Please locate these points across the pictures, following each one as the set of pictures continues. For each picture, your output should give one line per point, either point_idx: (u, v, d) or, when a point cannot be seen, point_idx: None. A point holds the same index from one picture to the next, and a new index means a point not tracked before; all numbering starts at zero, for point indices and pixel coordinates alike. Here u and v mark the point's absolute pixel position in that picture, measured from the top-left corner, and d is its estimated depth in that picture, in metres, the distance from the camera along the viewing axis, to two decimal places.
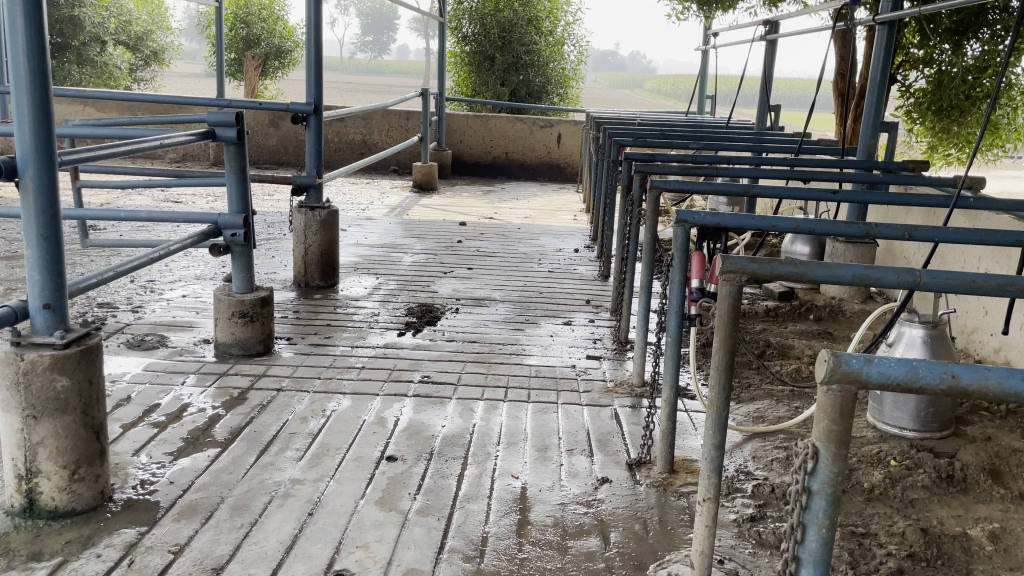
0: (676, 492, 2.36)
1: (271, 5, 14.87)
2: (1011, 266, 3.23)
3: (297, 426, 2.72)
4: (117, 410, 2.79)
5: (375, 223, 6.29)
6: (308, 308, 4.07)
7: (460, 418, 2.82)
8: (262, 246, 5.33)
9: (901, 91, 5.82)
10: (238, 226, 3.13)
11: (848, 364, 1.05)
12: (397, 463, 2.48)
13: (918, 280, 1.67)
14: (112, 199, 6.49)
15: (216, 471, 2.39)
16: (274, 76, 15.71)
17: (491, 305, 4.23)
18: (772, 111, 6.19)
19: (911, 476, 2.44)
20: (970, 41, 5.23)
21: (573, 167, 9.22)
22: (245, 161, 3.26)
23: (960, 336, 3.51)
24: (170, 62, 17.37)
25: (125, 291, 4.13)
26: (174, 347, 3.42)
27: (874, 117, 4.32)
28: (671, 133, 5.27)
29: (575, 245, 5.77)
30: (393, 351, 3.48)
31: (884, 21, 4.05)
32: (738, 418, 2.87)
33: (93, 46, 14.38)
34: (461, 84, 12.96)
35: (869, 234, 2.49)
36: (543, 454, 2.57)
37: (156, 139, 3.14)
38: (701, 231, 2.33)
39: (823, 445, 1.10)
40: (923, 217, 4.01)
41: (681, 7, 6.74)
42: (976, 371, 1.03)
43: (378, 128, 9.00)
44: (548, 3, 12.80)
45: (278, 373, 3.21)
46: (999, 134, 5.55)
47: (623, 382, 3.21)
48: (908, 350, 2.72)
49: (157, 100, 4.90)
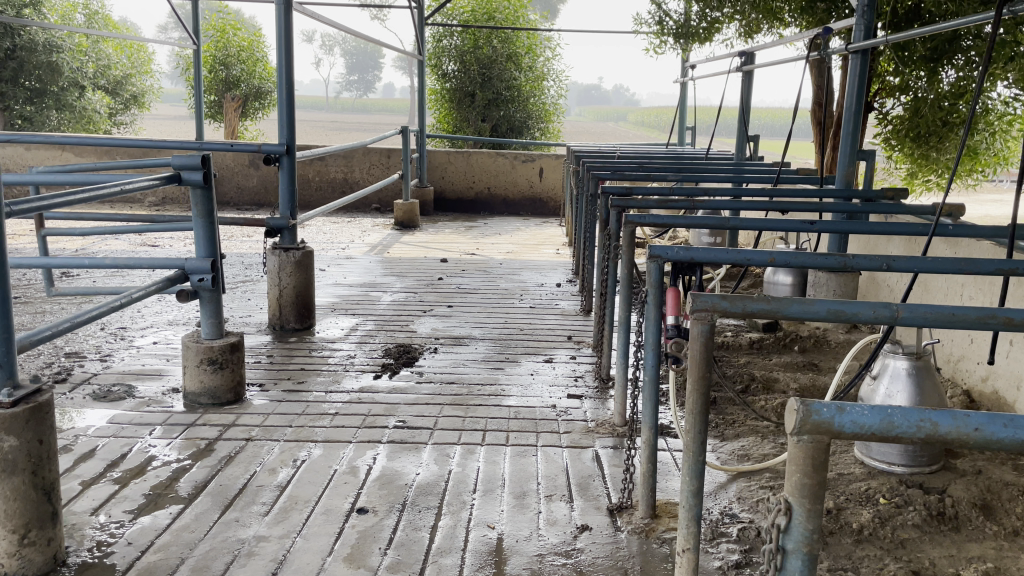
0: (657, 538, 2.27)
1: (250, 46, 14.92)
2: (994, 294, 3.18)
3: (265, 478, 2.61)
4: (78, 465, 2.68)
5: (355, 262, 6.22)
6: (283, 352, 3.98)
7: (436, 464, 2.73)
8: (238, 289, 5.25)
9: (878, 119, 5.90)
10: (205, 271, 3.06)
11: (818, 413, 0.99)
12: (368, 516, 2.37)
13: (895, 314, 1.61)
14: (87, 244, 6.41)
15: (177, 529, 2.28)
16: (254, 116, 15.73)
17: (470, 344, 4.14)
18: (751, 141, 6.19)
19: (901, 514, 2.35)
20: (945, 67, 5.21)
21: (555, 201, 9.20)
22: (213, 205, 3.19)
23: (947, 364, 3.45)
24: (151, 105, 17.40)
25: (94, 339, 4.03)
26: (141, 397, 3.31)
27: (852, 145, 4.29)
28: (650, 166, 5.25)
29: (557, 279, 5.71)
30: (368, 395, 3.39)
31: (857, 50, 4.03)
32: (722, 457, 2.79)
33: (72, 91, 14.45)
34: (442, 120, 13.03)
35: (846, 265, 2.44)
36: (521, 501, 2.48)
37: (118, 184, 3.06)
38: (676, 266, 2.27)
39: (797, 502, 1.02)
40: (904, 245, 3.97)
41: (658, 40, 6.77)
42: (954, 419, 0.97)
43: (359, 166, 8.98)
44: (526, 40, 12.92)
45: (248, 422, 3.10)
46: (978, 159, 5.59)
47: (604, 422, 3.13)
48: (892, 384, 2.65)
49: (127, 143, 4.84)
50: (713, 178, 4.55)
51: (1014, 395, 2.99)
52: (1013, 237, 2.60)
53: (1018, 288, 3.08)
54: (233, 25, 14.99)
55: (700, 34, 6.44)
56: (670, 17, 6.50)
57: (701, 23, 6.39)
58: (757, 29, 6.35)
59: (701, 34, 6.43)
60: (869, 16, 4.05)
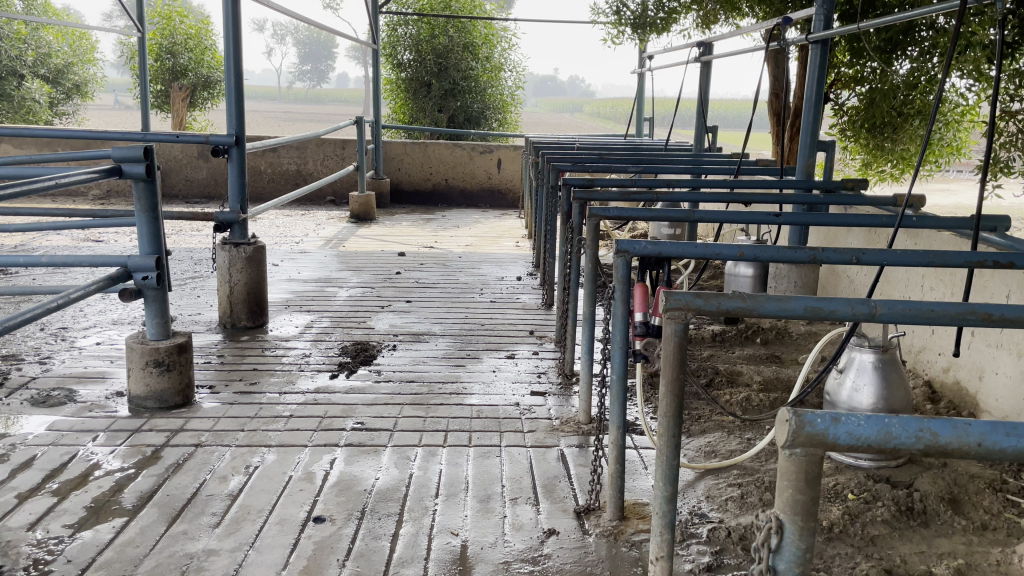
0: (627, 541, 2.20)
1: (197, 34, 14.50)
2: (956, 284, 3.18)
3: (216, 486, 2.49)
4: (14, 477, 2.52)
5: (309, 256, 6.05)
6: (234, 351, 3.83)
7: (396, 468, 2.63)
8: (187, 285, 5.06)
9: (835, 110, 5.92)
10: (149, 269, 2.91)
11: (812, 425, 0.92)
12: (325, 525, 2.27)
13: (873, 311, 1.55)
14: (26, 240, 6.16)
15: (121, 544, 2.15)
16: (203, 106, 15.38)
17: (430, 341, 4.04)
18: (709, 132, 6.15)
19: (870, 510, 2.32)
20: (900, 58, 5.19)
21: (514, 192, 9.10)
22: (157, 199, 3.03)
23: (908, 356, 3.45)
24: (94, 94, 16.96)
25: (33, 340, 3.84)
26: (84, 402, 3.15)
27: (812, 136, 4.27)
28: (610, 157, 5.18)
29: (518, 273, 5.62)
30: (324, 396, 3.27)
31: (816, 40, 3.98)
32: (690, 454, 2.74)
33: (9, 80, 14.25)
34: (398, 111, 12.89)
35: (815, 259, 2.38)
36: (485, 505, 2.39)
37: (52, 178, 2.88)
38: (643, 260, 2.18)
39: (789, 519, 0.96)
40: (864, 236, 3.96)
41: (615, 31, 6.70)
42: (955, 428, 0.91)
43: (313, 157, 8.78)
44: (483, 29, 12.77)
45: (197, 426, 2.96)
46: (932, 149, 5.64)
47: (569, 420, 3.05)
48: (859, 377, 2.62)
49: (64, 134, 4.61)
50: (673, 170, 4.50)
51: (976, 386, 2.99)
52: (978, 228, 2.57)
53: (980, 279, 3.07)
54: (179, 13, 14.61)
55: (657, 25, 6.37)
56: (627, 7, 6.42)
57: (659, 13, 6.32)
58: (715, 19, 6.30)
59: (659, 24, 6.36)
60: (830, 5, 4.00)
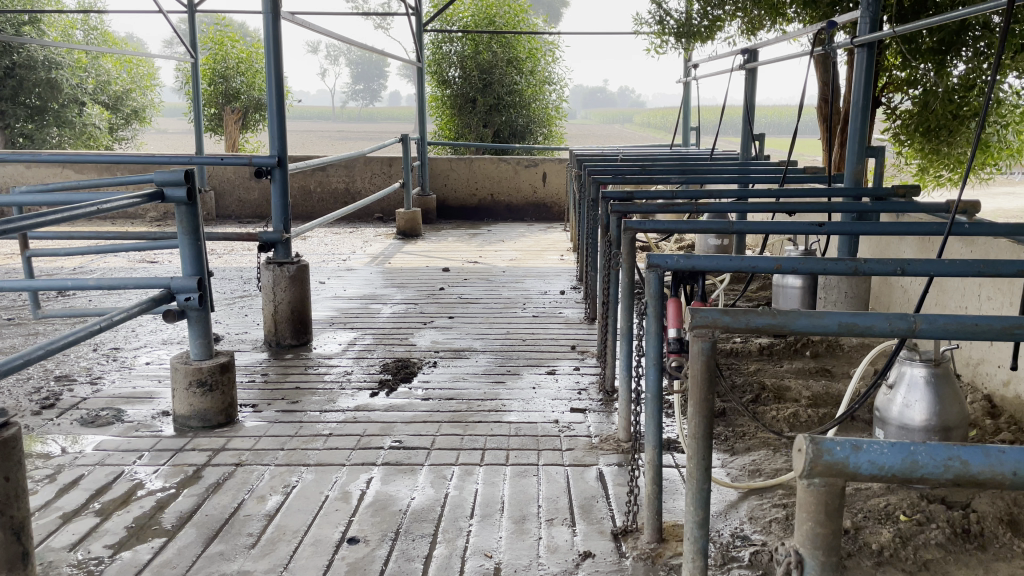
0: (665, 565, 2.14)
1: (249, 57, 14.84)
2: (1015, 294, 3.03)
3: (253, 506, 2.50)
4: (60, 497, 2.57)
5: (355, 273, 6.12)
6: (278, 370, 3.87)
7: (432, 487, 2.61)
8: (235, 304, 5.15)
9: (887, 114, 5.75)
10: (191, 289, 2.96)
11: (831, 453, 0.86)
12: (359, 546, 2.26)
13: (913, 326, 1.47)
14: (85, 263, 6.36)
15: (158, 566, 2.17)
16: (255, 129, 15.68)
17: (471, 357, 4.02)
18: (756, 140, 6.03)
19: (923, 533, 2.21)
20: (955, 59, 5.02)
21: (559, 206, 9.07)
22: (199, 221, 3.08)
23: (966, 368, 3.31)
24: (152, 119, 17.45)
25: (86, 361, 3.95)
26: (130, 422, 3.21)
27: (860, 141, 4.14)
28: (652, 168, 5.12)
29: (561, 287, 5.58)
30: (364, 414, 3.27)
31: (863, 43, 3.87)
32: (733, 473, 2.66)
33: (72, 108, 14.59)
34: (444, 127, 13.01)
35: (857, 270, 2.27)
36: (521, 526, 2.35)
37: (97, 202, 2.95)
38: (676, 274, 2.11)
39: (809, 554, 0.91)
40: (917, 245, 3.81)
41: (658, 40, 6.64)
42: (987, 456, 0.85)
43: (361, 175, 8.90)
44: (528, 44, 12.81)
45: (239, 446, 2.99)
46: (991, 152, 5.41)
47: (609, 438, 2.99)
48: (909, 393, 2.51)
49: (116, 159, 4.74)
50: (716, 179, 4.40)
51: None
52: None
53: None
54: (231, 37, 14.98)
55: (701, 33, 6.28)
56: (670, 17, 6.35)
57: (703, 22, 6.23)
58: (760, 26, 6.18)
59: (703, 32, 6.27)
60: (875, 7, 3.87)
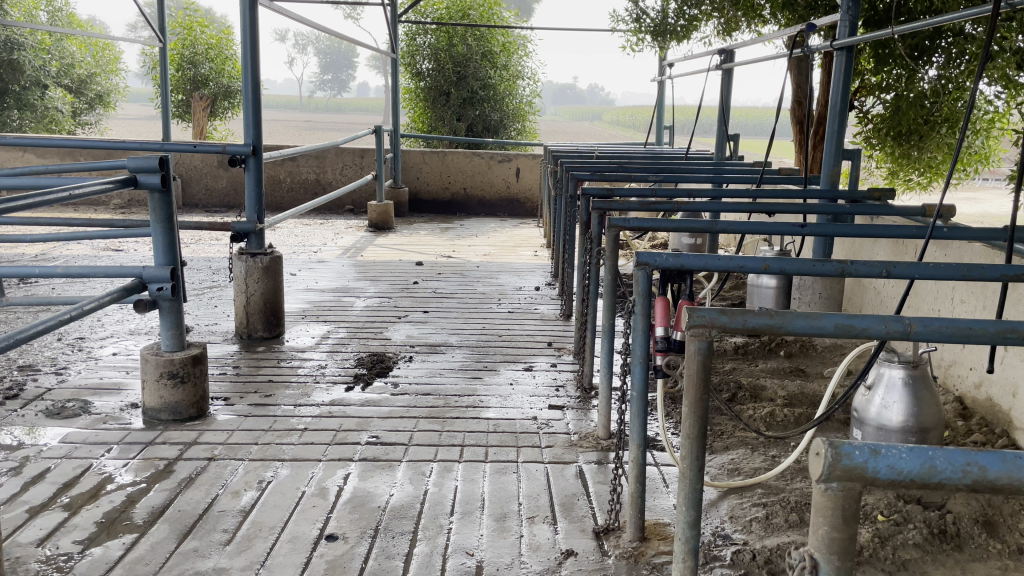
0: (647, 564, 2.13)
1: (218, 44, 14.61)
2: (988, 298, 3.08)
3: (228, 502, 2.45)
4: (26, 491, 2.49)
5: (327, 265, 6.04)
6: (250, 362, 3.80)
7: (411, 484, 2.57)
8: (205, 295, 5.05)
9: (859, 118, 5.82)
10: (164, 279, 2.88)
11: (850, 458, 0.86)
12: (337, 543, 2.22)
13: (908, 328, 1.47)
14: (48, 250, 6.21)
15: (130, 562, 2.11)
16: (223, 117, 15.48)
17: (447, 352, 3.99)
18: (731, 140, 6.07)
19: (902, 533, 2.24)
20: (926, 65, 5.06)
21: (532, 201, 9.06)
22: (172, 210, 3.00)
23: (938, 371, 3.36)
24: (117, 104, 17.19)
25: (51, 350, 3.84)
26: (98, 414, 3.12)
27: (837, 144, 4.16)
28: (629, 166, 5.12)
29: (536, 283, 5.56)
30: (339, 409, 3.22)
31: (842, 47, 3.89)
32: (713, 472, 2.66)
33: (34, 90, 14.30)
34: (417, 119, 12.93)
35: (843, 272, 2.28)
36: (502, 524, 2.33)
37: (67, 187, 2.85)
38: (664, 272, 2.10)
39: (824, 559, 0.92)
40: (891, 247, 3.85)
41: (635, 38, 6.64)
42: (1005, 462, 0.84)
43: (332, 166, 8.79)
44: (502, 38, 12.77)
45: (211, 440, 2.92)
46: (960, 157, 5.49)
47: (588, 435, 2.98)
48: (888, 394, 2.54)
49: (83, 144, 4.61)
50: (694, 177, 4.41)
51: (1009, 403, 2.89)
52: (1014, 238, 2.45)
53: (1012, 292, 2.97)
54: (201, 22, 14.75)
55: (678, 32, 6.30)
56: (647, 15, 6.34)
57: (679, 21, 6.25)
58: (737, 26, 6.22)
59: (680, 32, 6.29)
60: (855, 11, 3.90)
